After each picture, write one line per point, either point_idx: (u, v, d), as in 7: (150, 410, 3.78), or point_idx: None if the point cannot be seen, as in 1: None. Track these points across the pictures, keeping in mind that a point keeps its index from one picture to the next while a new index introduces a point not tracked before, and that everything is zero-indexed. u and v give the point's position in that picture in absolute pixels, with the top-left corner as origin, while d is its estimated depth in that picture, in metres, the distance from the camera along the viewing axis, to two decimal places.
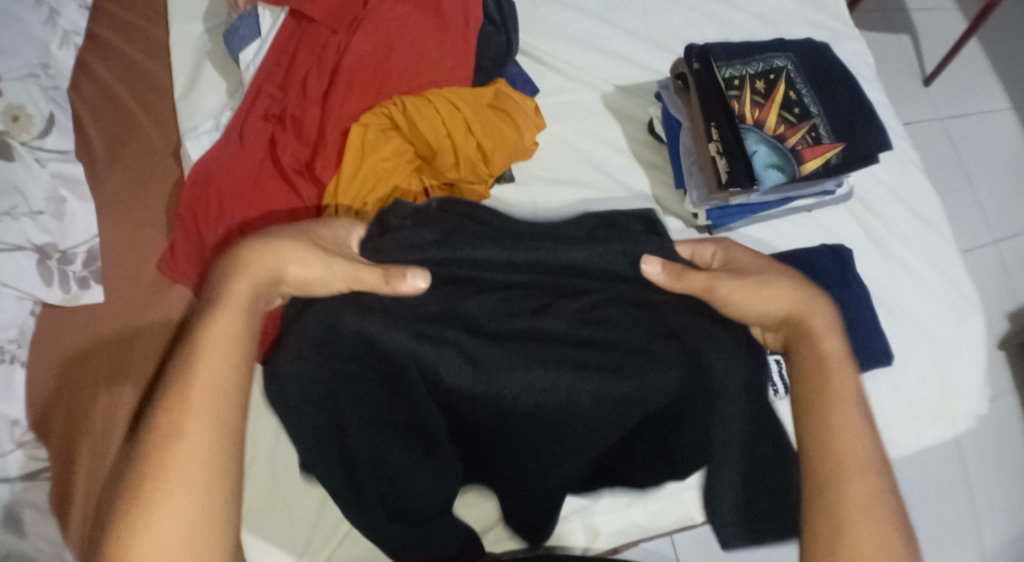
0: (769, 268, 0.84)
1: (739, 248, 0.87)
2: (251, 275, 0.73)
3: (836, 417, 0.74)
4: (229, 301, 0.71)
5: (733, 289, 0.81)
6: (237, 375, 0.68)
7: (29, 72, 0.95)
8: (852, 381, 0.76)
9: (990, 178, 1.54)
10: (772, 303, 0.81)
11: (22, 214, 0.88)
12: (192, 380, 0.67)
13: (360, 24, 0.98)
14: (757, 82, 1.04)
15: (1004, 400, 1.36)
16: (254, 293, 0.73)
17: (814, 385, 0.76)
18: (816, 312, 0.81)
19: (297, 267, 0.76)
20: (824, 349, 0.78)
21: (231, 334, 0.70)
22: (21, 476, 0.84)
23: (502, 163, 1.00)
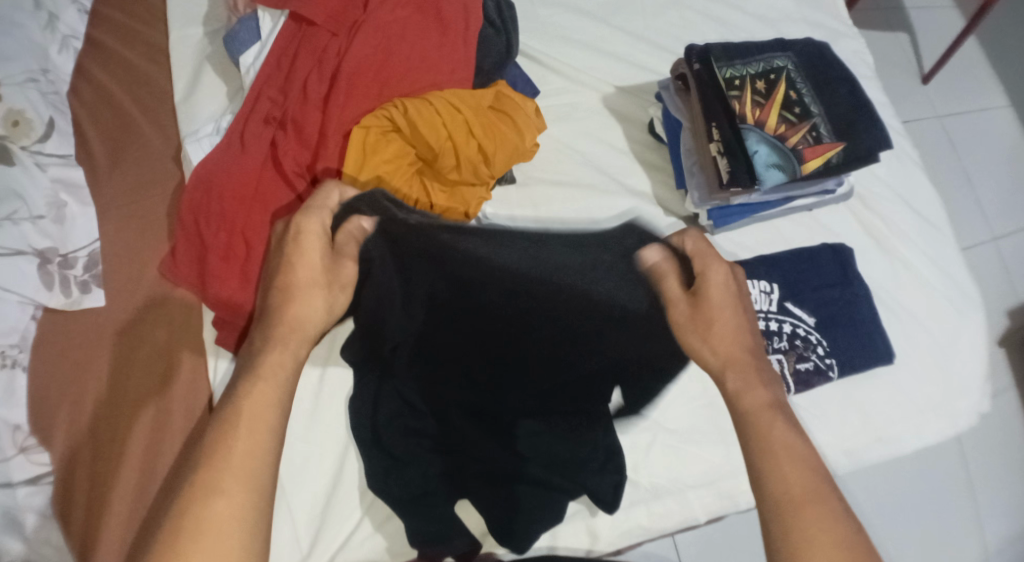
0: (726, 307, 0.82)
1: (715, 259, 0.85)
2: (285, 339, 0.76)
3: (780, 449, 0.73)
4: (263, 368, 0.73)
5: (683, 320, 0.83)
6: (275, 434, 0.71)
7: (28, 77, 0.95)
8: (785, 426, 0.75)
9: (989, 175, 1.54)
10: (711, 348, 0.81)
11: (22, 219, 0.88)
12: (233, 447, 0.69)
13: (360, 27, 0.98)
14: (757, 82, 1.05)
15: (1005, 397, 1.36)
16: (292, 358, 0.75)
17: (747, 435, 0.75)
18: (751, 365, 0.80)
19: (321, 314, 0.79)
20: (747, 402, 0.77)
21: (265, 398, 0.72)
22: (24, 481, 0.83)
23: (503, 165, 1.00)
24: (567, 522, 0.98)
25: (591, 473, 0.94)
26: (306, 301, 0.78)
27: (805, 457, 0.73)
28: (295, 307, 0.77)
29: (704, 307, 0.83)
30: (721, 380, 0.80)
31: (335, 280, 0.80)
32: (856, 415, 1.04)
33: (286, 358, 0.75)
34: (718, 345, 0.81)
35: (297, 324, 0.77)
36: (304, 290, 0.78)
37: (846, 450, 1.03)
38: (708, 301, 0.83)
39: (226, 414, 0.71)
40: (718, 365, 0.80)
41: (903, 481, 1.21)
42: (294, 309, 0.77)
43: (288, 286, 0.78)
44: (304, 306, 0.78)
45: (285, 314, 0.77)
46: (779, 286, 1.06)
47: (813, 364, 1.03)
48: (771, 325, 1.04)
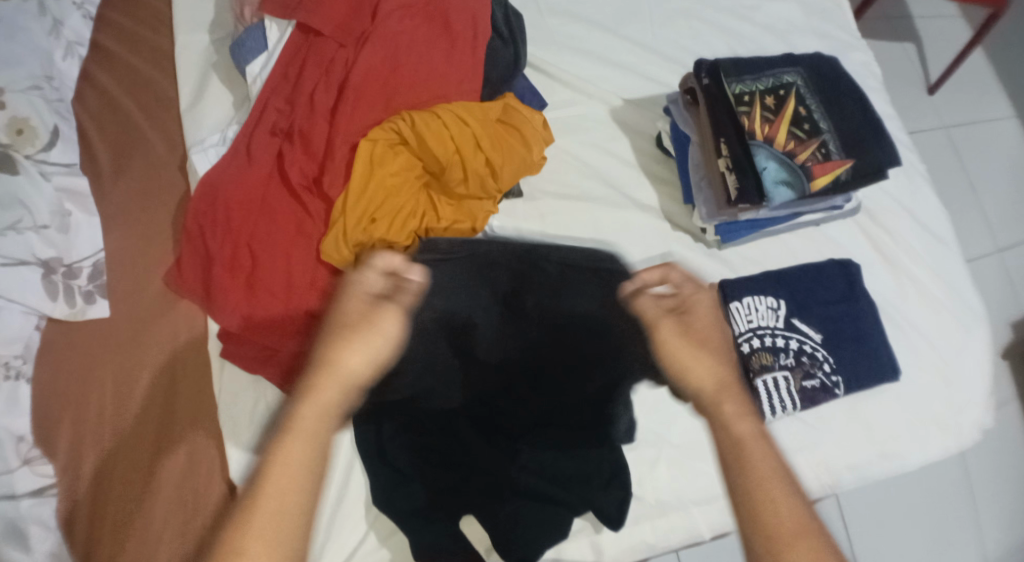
0: (709, 331, 0.81)
1: (704, 289, 0.84)
2: (315, 399, 0.70)
3: (761, 474, 0.72)
4: (291, 429, 0.69)
5: (674, 339, 0.80)
6: (307, 494, 0.67)
7: (33, 84, 0.94)
8: (775, 456, 0.73)
9: (994, 186, 1.54)
10: (701, 371, 0.78)
11: (27, 228, 0.87)
12: (256, 508, 0.65)
13: (368, 38, 0.97)
14: (767, 97, 1.04)
15: (1008, 409, 1.36)
16: (325, 418, 0.70)
17: (737, 465, 0.73)
18: (733, 395, 0.77)
19: (360, 365, 0.73)
20: (742, 430, 0.74)
21: (294, 458, 0.68)
22: (27, 493, 0.83)
23: (510, 178, 0.99)
24: (571, 537, 0.97)
25: (597, 489, 0.94)
26: (342, 357, 0.72)
27: (785, 484, 0.71)
28: (329, 362, 0.72)
29: (693, 328, 0.80)
30: (711, 407, 0.77)
31: (372, 332, 0.74)
32: (862, 432, 1.04)
33: (323, 415, 0.70)
34: (713, 366, 0.78)
35: (332, 380, 0.72)
36: (347, 338, 0.73)
37: (850, 465, 1.03)
38: (697, 322, 0.81)
39: (255, 474, 0.67)
40: (715, 388, 0.77)
41: (902, 495, 1.21)
42: (330, 365, 0.72)
43: (332, 343, 0.73)
44: (350, 356, 0.73)
45: (324, 365, 0.72)
46: (786, 302, 1.06)
47: (819, 381, 1.03)
48: (778, 341, 1.04)
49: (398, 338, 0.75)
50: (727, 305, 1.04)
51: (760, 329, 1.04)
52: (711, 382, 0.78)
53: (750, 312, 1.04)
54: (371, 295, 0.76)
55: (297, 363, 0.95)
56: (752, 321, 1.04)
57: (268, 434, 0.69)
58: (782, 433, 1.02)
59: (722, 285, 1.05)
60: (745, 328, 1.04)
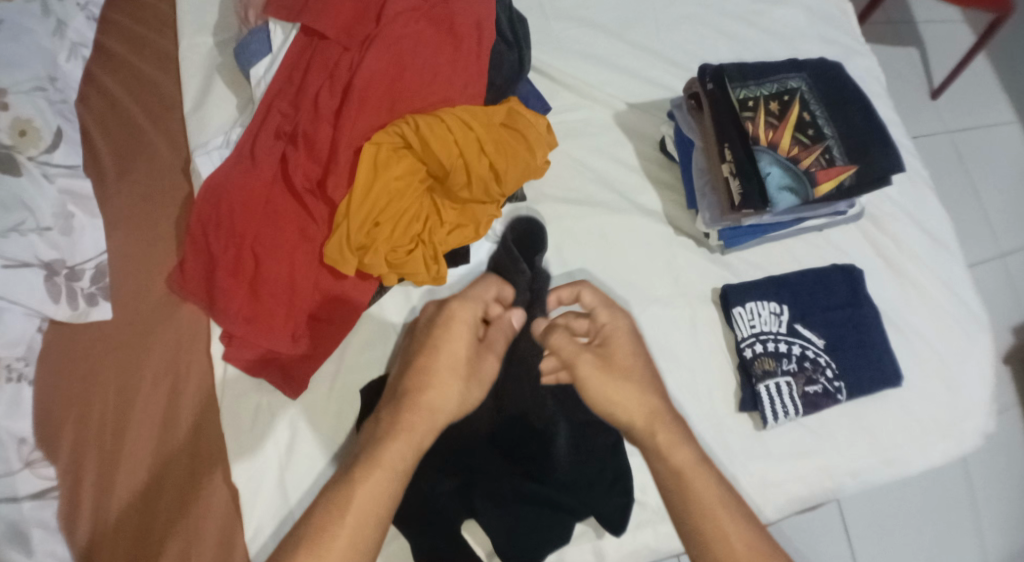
0: (630, 355, 0.83)
1: (620, 316, 0.86)
2: (411, 430, 0.75)
3: (708, 503, 0.75)
4: (384, 458, 0.73)
5: (595, 373, 0.81)
6: (382, 526, 0.72)
7: (37, 85, 0.94)
8: (719, 484, 0.76)
9: (996, 191, 1.54)
10: (623, 408, 0.80)
11: (30, 230, 0.87)
12: (338, 536, 0.70)
13: (373, 41, 0.97)
14: (771, 103, 1.04)
15: (1010, 414, 1.36)
16: (412, 454, 0.75)
17: (683, 495, 0.76)
18: (665, 421, 0.79)
19: (451, 406, 0.78)
20: (679, 458, 0.77)
21: (381, 491, 0.73)
22: (29, 496, 0.83)
23: (514, 183, 0.99)
24: (573, 542, 0.97)
25: (598, 495, 0.94)
26: (441, 391, 0.78)
27: (736, 512, 0.75)
28: (428, 394, 0.77)
29: (613, 358, 0.82)
30: (647, 438, 0.79)
31: (475, 374, 0.80)
32: (864, 438, 1.04)
33: (409, 451, 0.75)
34: (637, 397, 0.80)
35: (428, 412, 0.77)
36: (443, 379, 0.78)
37: (851, 472, 1.03)
38: (614, 353, 0.83)
39: (336, 498, 0.72)
40: (646, 418, 0.79)
41: (903, 501, 1.21)
42: (428, 397, 0.77)
43: (434, 376, 0.78)
44: (445, 396, 0.78)
45: (418, 401, 0.77)
46: (789, 307, 1.06)
47: (821, 387, 1.02)
48: (781, 347, 1.04)
49: (489, 383, 0.81)
50: (730, 310, 1.04)
51: (763, 334, 1.04)
52: (640, 415, 0.79)
53: (753, 316, 1.04)
54: (471, 337, 0.81)
55: (297, 367, 0.96)
56: (755, 325, 1.04)
57: (360, 462, 0.73)
58: (783, 438, 1.02)
59: (725, 290, 1.05)
60: (748, 333, 1.04)
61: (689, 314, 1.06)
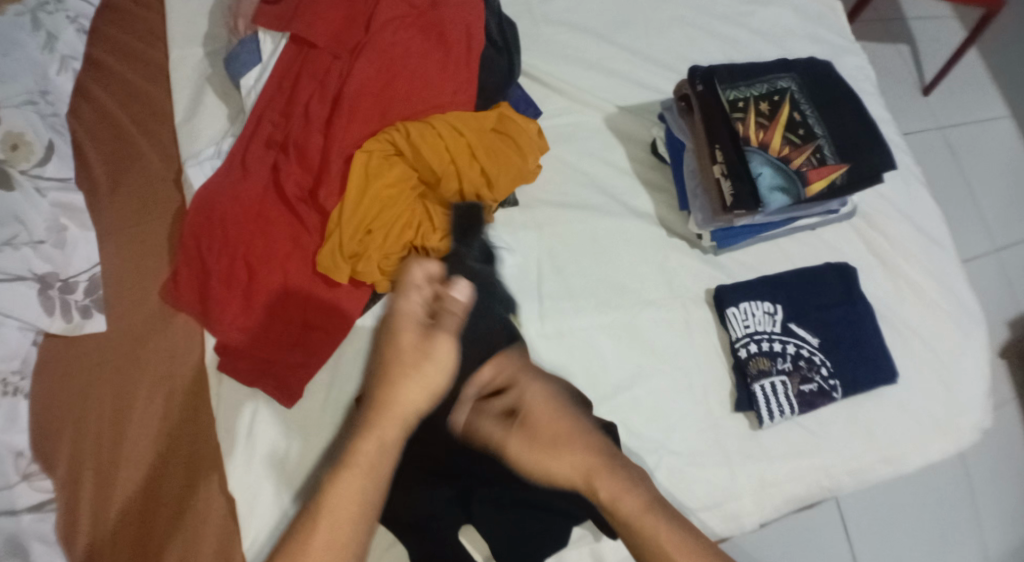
0: (554, 420, 0.87)
1: (533, 381, 0.90)
2: (370, 434, 0.72)
3: (659, 539, 0.78)
4: (350, 462, 0.71)
5: (528, 451, 0.85)
6: (362, 529, 0.70)
7: (27, 99, 0.95)
8: (670, 521, 0.79)
9: (990, 186, 1.54)
10: (562, 473, 0.84)
11: (22, 243, 0.88)
12: (311, 550, 0.68)
13: (363, 49, 0.98)
14: (761, 103, 1.05)
15: (1007, 409, 1.36)
16: (380, 451, 0.72)
17: (634, 536, 0.79)
18: (607, 472, 0.83)
19: (416, 398, 0.74)
20: (627, 508, 0.81)
21: (352, 498, 0.70)
22: (28, 508, 0.84)
23: (506, 188, 0.99)
24: (571, 546, 0.97)
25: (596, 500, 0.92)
26: (399, 385, 0.74)
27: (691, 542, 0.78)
28: (386, 393, 0.73)
29: (540, 433, 0.86)
30: (592, 492, 0.83)
31: (430, 359, 0.74)
32: (861, 436, 1.04)
33: (376, 450, 0.72)
34: (573, 460, 0.84)
35: (389, 411, 0.73)
36: (401, 370, 0.74)
37: (851, 470, 1.03)
38: (538, 425, 0.86)
39: (308, 511, 0.70)
40: (584, 479, 0.83)
41: (901, 498, 1.21)
42: (387, 396, 0.73)
43: (390, 377, 0.74)
44: (406, 389, 0.73)
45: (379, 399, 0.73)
46: (783, 307, 1.06)
47: (816, 386, 1.03)
48: (775, 346, 1.04)
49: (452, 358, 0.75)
50: (724, 310, 1.05)
51: (757, 334, 1.04)
52: (580, 479, 0.83)
53: (747, 316, 1.04)
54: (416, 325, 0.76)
55: (292, 376, 0.95)
56: (749, 325, 1.04)
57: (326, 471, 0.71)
58: (781, 436, 1.02)
59: (719, 291, 1.06)
60: (742, 333, 1.04)
61: (685, 316, 1.06)
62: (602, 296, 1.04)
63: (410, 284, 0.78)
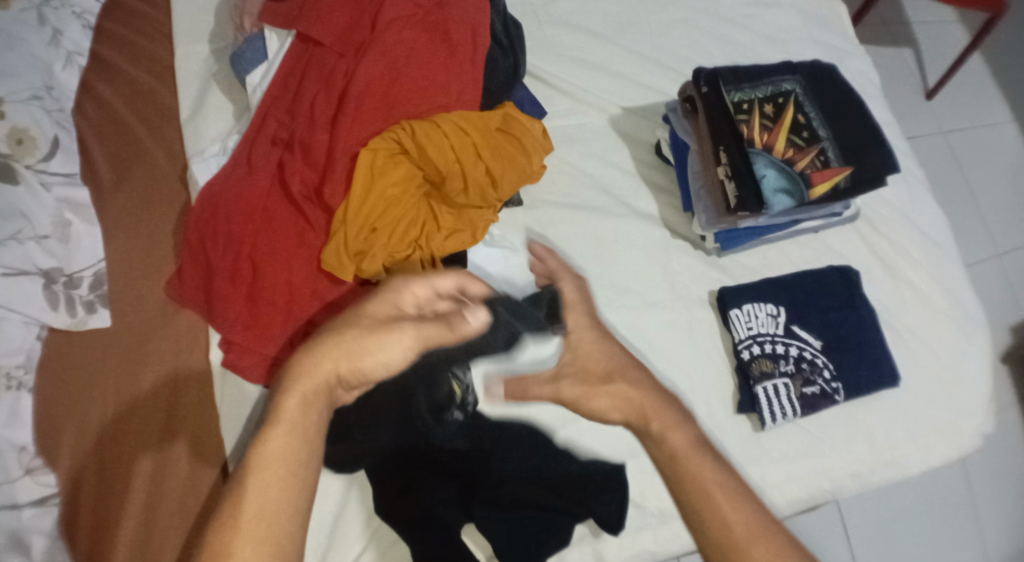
0: (603, 357, 0.87)
1: (588, 336, 0.89)
2: (303, 384, 0.73)
3: (699, 477, 0.78)
4: (279, 419, 0.71)
5: (579, 390, 0.85)
6: (292, 488, 0.69)
7: (32, 94, 0.94)
8: (714, 463, 0.79)
9: (993, 191, 1.55)
10: (615, 408, 0.84)
11: (27, 238, 0.88)
12: (243, 505, 0.67)
13: (368, 48, 0.98)
14: (765, 106, 1.05)
15: (1009, 414, 1.35)
16: (307, 407, 0.72)
17: (679, 476, 0.79)
18: (656, 413, 0.83)
19: (349, 363, 0.75)
20: (674, 443, 0.81)
21: (280, 453, 0.70)
22: (30, 502, 0.84)
23: (511, 188, 0.99)
24: (572, 545, 0.97)
25: (593, 497, 0.94)
26: (336, 346, 0.74)
27: (732, 487, 0.77)
28: (320, 353, 0.74)
29: (588, 371, 0.86)
30: (643, 428, 0.83)
31: (376, 327, 0.76)
32: (862, 439, 1.04)
33: (302, 407, 0.72)
34: (619, 397, 0.84)
35: (322, 370, 0.74)
36: (342, 331, 0.75)
37: (851, 474, 1.03)
38: (587, 364, 0.87)
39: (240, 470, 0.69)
40: (635, 416, 0.83)
41: (902, 501, 1.22)
42: (319, 356, 0.74)
43: (336, 335, 0.75)
44: (344, 351, 0.74)
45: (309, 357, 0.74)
46: (786, 309, 1.06)
47: (819, 388, 1.03)
48: (778, 348, 1.04)
49: (415, 333, 0.76)
50: (727, 312, 1.05)
51: (760, 336, 1.04)
52: (633, 411, 0.83)
53: (750, 319, 1.05)
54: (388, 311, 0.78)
55: None
56: (752, 328, 1.04)
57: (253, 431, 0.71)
58: (782, 439, 1.03)
59: (722, 292, 1.06)
60: (745, 335, 1.04)
61: (687, 317, 1.06)
62: (605, 297, 1.04)
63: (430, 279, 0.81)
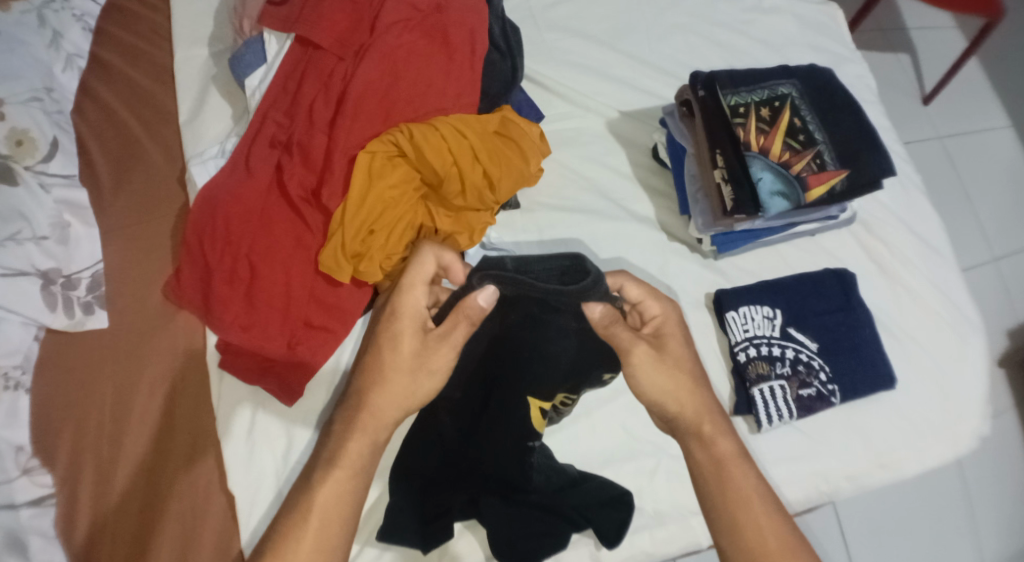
0: (680, 339, 0.89)
1: (676, 320, 0.90)
2: (364, 431, 0.83)
3: (734, 485, 0.83)
4: (343, 459, 0.81)
5: (650, 364, 0.87)
6: (348, 523, 0.80)
7: (33, 96, 0.95)
8: (753, 477, 0.84)
9: (989, 195, 1.55)
10: (676, 399, 0.86)
11: (26, 239, 0.88)
12: (299, 540, 0.78)
13: (367, 52, 0.98)
14: (762, 109, 1.06)
15: (1006, 418, 1.35)
16: (369, 449, 0.83)
17: (722, 481, 0.83)
18: (708, 417, 0.86)
19: (404, 407, 0.84)
20: (722, 449, 0.85)
21: (339, 490, 0.80)
22: (27, 502, 0.83)
23: (509, 190, 0.99)
24: (570, 547, 0.97)
25: (596, 509, 0.94)
26: (393, 391, 0.84)
27: (759, 491, 0.83)
28: (376, 398, 0.84)
29: (666, 347, 0.88)
30: (695, 425, 0.86)
31: (423, 366, 0.84)
32: (858, 442, 1.04)
33: (364, 448, 0.83)
34: (681, 397, 0.87)
35: (376, 413, 0.83)
36: (394, 377, 0.84)
37: (848, 475, 1.03)
38: (666, 343, 0.89)
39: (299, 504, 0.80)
40: (695, 413, 0.86)
41: (899, 505, 1.22)
42: (379, 399, 0.84)
43: (384, 381, 0.84)
44: (396, 396, 0.84)
45: (364, 405, 0.84)
46: (782, 311, 1.07)
47: (815, 390, 1.03)
48: (774, 351, 1.04)
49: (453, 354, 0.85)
50: (724, 314, 1.05)
51: (757, 338, 1.04)
52: (691, 407, 0.86)
53: (746, 321, 1.05)
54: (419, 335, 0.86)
55: (292, 374, 0.96)
56: (748, 330, 1.05)
57: (319, 470, 0.81)
58: (778, 441, 1.03)
59: (719, 295, 1.06)
60: (741, 337, 1.05)
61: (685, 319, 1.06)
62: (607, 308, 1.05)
63: (418, 280, 0.86)
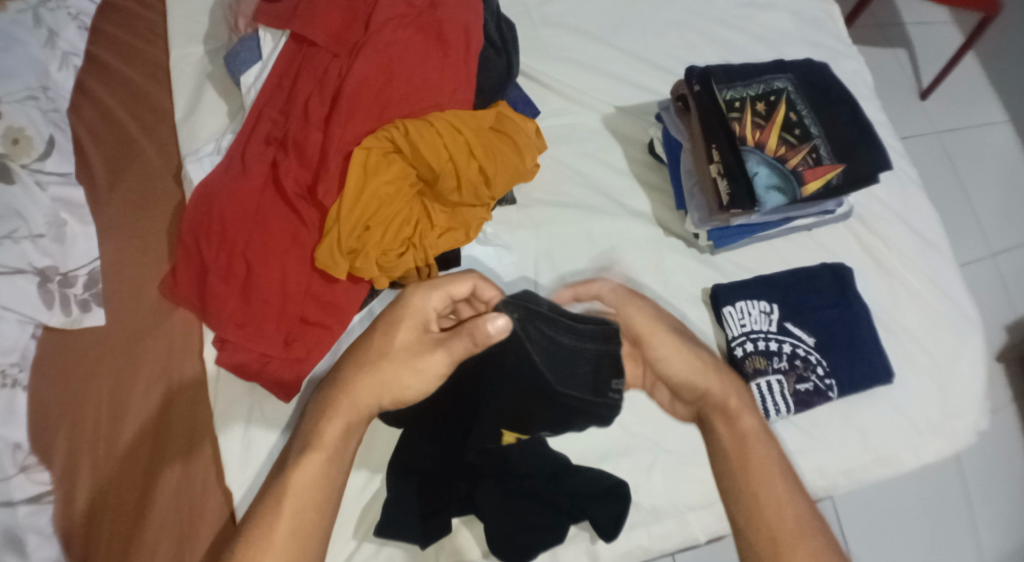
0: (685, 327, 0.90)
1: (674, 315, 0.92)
2: (343, 412, 0.81)
3: (755, 465, 0.81)
4: (320, 441, 0.79)
5: (671, 337, 0.87)
6: (324, 510, 0.78)
7: (29, 94, 0.94)
8: (772, 457, 0.81)
9: (986, 190, 1.55)
10: (699, 373, 0.86)
11: (23, 237, 0.88)
12: (276, 522, 0.76)
13: (362, 48, 0.98)
14: (757, 104, 1.06)
15: (1004, 413, 1.35)
16: (344, 435, 0.81)
17: (743, 460, 0.81)
18: (732, 392, 0.85)
19: (388, 395, 0.83)
20: (746, 425, 0.83)
21: (313, 473, 0.78)
22: (24, 500, 0.83)
23: (505, 185, 0.99)
24: (568, 543, 0.97)
25: (591, 500, 0.95)
26: (378, 376, 0.82)
27: (780, 473, 0.81)
28: (360, 385, 0.82)
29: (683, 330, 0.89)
30: (721, 401, 0.85)
31: (415, 361, 0.83)
32: (856, 437, 1.04)
33: (340, 433, 0.80)
34: (706, 373, 0.86)
35: (359, 398, 0.82)
36: (383, 363, 0.83)
37: (845, 471, 1.03)
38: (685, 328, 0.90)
39: (278, 483, 0.78)
40: (720, 388, 0.85)
41: (897, 500, 1.22)
42: (363, 384, 0.82)
43: (371, 366, 0.83)
44: (379, 383, 0.82)
45: (347, 389, 0.82)
46: (779, 306, 1.07)
47: (812, 385, 1.03)
48: (772, 345, 1.04)
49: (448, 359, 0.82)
50: (720, 309, 1.05)
51: (754, 333, 1.04)
52: (716, 381, 0.85)
53: (743, 316, 1.05)
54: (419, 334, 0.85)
55: (291, 372, 0.97)
56: (745, 325, 1.05)
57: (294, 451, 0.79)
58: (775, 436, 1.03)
59: (715, 290, 1.06)
60: (738, 332, 1.04)
61: (682, 314, 1.06)
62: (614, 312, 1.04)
63: (443, 289, 0.86)
